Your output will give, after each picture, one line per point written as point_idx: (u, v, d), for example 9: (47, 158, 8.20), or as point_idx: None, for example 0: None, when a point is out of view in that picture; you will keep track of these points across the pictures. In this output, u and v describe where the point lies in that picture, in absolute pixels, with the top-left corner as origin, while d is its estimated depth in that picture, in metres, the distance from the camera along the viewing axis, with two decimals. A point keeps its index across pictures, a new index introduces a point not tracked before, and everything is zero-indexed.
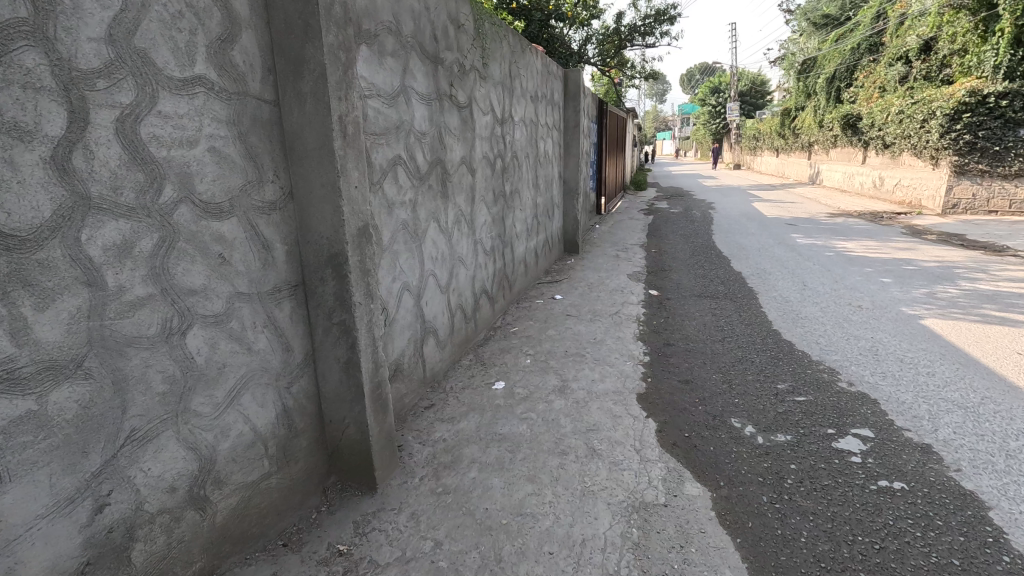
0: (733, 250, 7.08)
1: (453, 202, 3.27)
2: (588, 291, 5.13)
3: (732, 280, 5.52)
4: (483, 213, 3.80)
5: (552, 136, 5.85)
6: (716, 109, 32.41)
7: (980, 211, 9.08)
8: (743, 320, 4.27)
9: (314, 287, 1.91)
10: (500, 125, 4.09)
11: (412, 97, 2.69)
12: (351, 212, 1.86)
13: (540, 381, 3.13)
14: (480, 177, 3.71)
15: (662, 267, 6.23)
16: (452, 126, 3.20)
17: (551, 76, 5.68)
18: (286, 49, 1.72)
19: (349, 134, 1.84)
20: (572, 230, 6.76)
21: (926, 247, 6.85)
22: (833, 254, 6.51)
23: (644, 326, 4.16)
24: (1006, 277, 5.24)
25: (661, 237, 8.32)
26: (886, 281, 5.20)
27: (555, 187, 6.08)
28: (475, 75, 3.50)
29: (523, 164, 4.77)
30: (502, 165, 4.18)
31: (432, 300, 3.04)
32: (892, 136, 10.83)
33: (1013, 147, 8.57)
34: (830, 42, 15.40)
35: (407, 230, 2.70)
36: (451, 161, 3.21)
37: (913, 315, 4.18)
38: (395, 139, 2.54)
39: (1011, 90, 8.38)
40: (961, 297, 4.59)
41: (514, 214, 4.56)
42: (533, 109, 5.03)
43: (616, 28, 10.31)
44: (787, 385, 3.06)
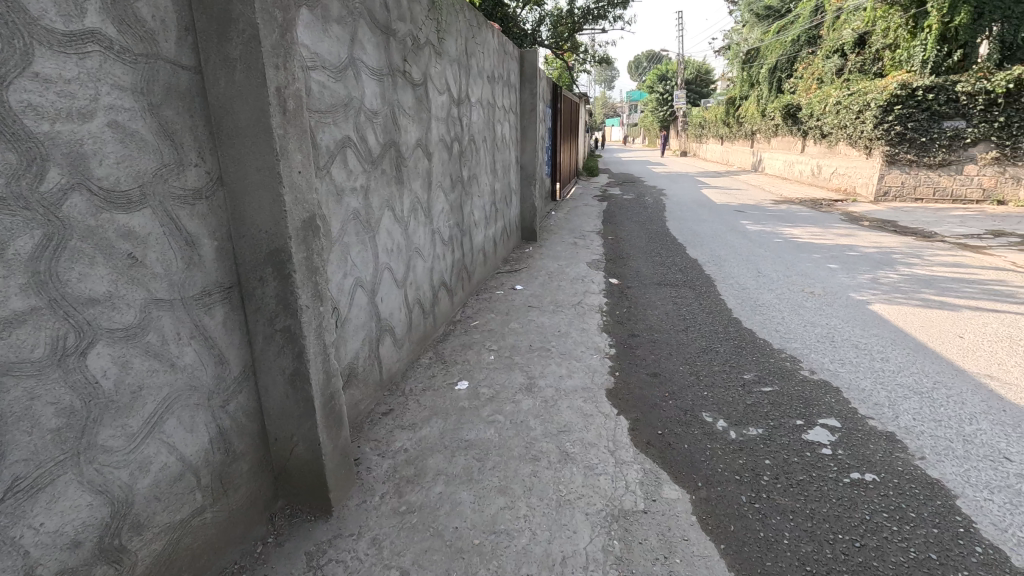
0: (688, 237, 7.16)
1: (409, 189, 3.02)
2: (548, 281, 5.00)
3: (689, 268, 5.55)
4: (440, 200, 3.56)
5: (509, 119, 5.62)
6: (663, 96, 33.00)
7: (908, 199, 9.63)
8: (704, 308, 4.28)
9: (252, 289, 1.64)
10: (457, 107, 3.84)
11: (362, 70, 2.41)
12: (294, 201, 1.60)
13: (505, 380, 2.97)
14: (437, 161, 3.46)
15: (621, 254, 6.19)
16: (406, 105, 2.94)
17: (507, 57, 5.43)
18: (207, 4, 1.42)
19: (290, 110, 1.57)
20: (530, 218, 6.60)
21: (864, 234, 7.18)
22: (781, 241, 6.69)
23: (608, 317, 4.08)
24: (939, 262, 5.54)
25: (617, 224, 8.31)
26: (833, 267, 5.38)
27: (512, 172, 5.88)
28: (430, 51, 3.23)
29: (481, 148, 4.53)
30: (459, 149, 3.94)
31: (388, 296, 2.79)
32: (830, 126, 11.31)
33: (938, 138, 9.11)
34: (772, 33, 15.87)
35: (359, 220, 2.44)
36: (406, 144, 2.95)
37: (862, 301, 4.32)
38: (343, 118, 2.26)
39: (937, 85, 8.86)
40: (903, 282, 4.80)
41: (472, 202, 4.33)
42: (490, 90, 4.79)
43: (569, 10, 10.11)
44: (753, 376, 3.04)
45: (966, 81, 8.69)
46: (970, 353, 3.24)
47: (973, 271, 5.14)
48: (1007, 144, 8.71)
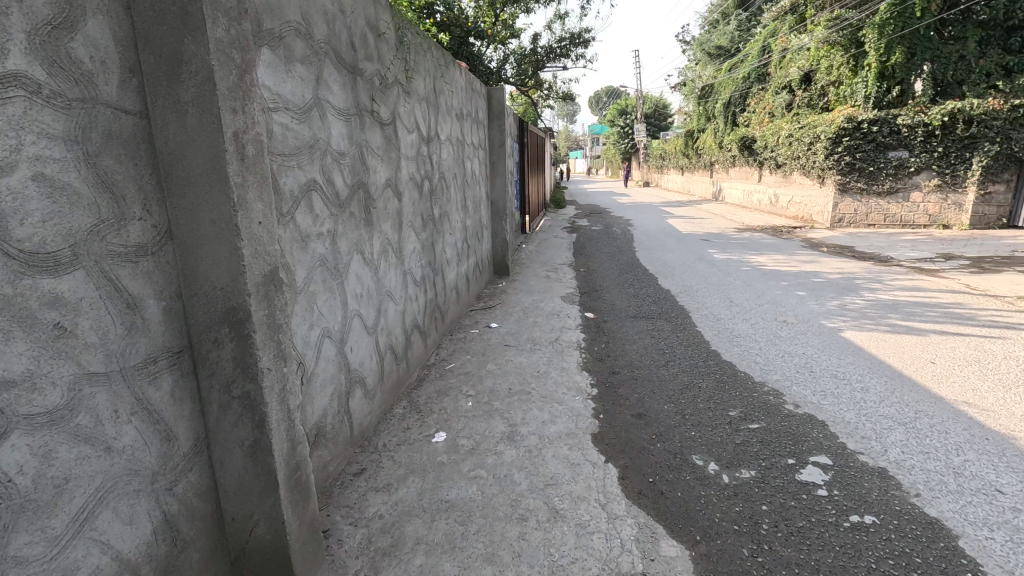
0: (659, 267, 7.22)
1: (379, 230, 2.89)
2: (524, 317, 4.90)
3: (663, 299, 5.56)
4: (412, 240, 3.44)
5: (479, 155, 5.61)
6: (624, 130, 34.16)
7: (861, 225, 10.07)
8: (682, 341, 4.24)
9: (205, 351, 1.47)
10: (426, 145, 3.77)
11: (328, 111, 2.30)
12: (254, 254, 1.45)
13: (486, 429, 2.80)
14: (407, 201, 3.36)
15: (594, 287, 6.17)
16: (375, 145, 2.84)
17: (475, 94, 5.45)
18: (156, 44, 1.30)
19: (250, 156, 1.44)
20: (502, 252, 6.54)
21: (826, 260, 7.41)
22: (749, 269, 6.82)
23: (587, 354, 3.98)
24: (900, 286, 5.73)
25: (588, 255, 8.35)
26: (802, 294, 5.48)
27: (483, 208, 5.83)
28: (398, 89, 3.17)
29: (451, 185, 4.47)
30: (430, 187, 3.86)
31: (358, 345, 2.62)
32: (784, 157, 11.85)
33: (884, 167, 9.62)
34: (724, 70, 16.73)
35: (326, 266, 2.29)
36: (375, 184, 2.85)
37: (834, 328, 4.37)
38: (308, 160, 2.14)
39: (879, 118, 9.38)
40: (869, 308, 4.91)
41: (443, 240, 4.22)
42: (459, 127, 4.76)
43: (533, 49, 10.38)
44: (739, 412, 2.98)
45: (906, 114, 9.22)
46: (945, 379, 3.28)
47: (932, 294, 5.32)
48: (947, 172, 9.25)
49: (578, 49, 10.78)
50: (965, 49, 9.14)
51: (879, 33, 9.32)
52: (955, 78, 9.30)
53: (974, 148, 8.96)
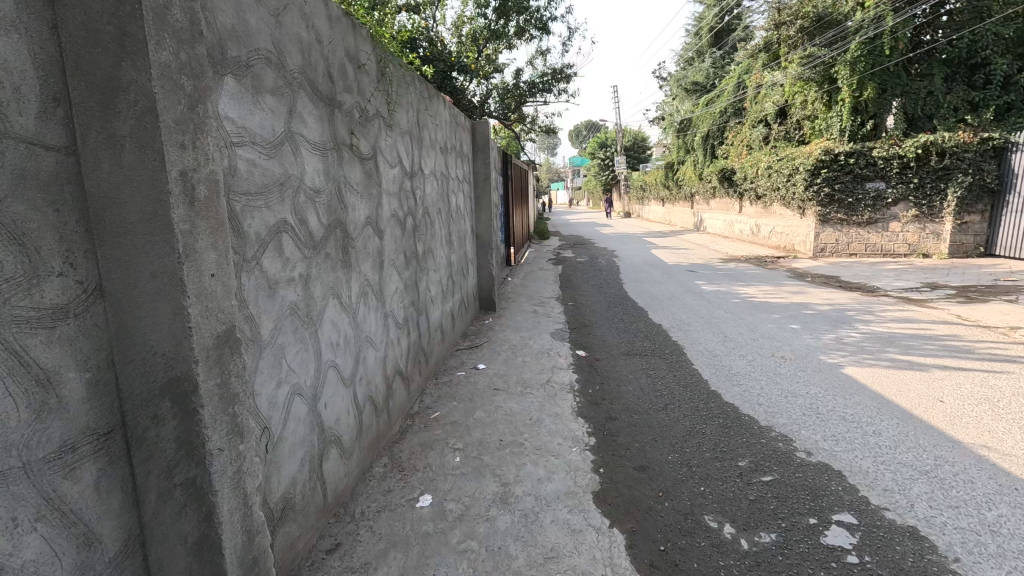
0: (648, 300, 7.08)
1: (358, 273, 2.68)
2: (512, 356, 4.66)
3: (655, 334, 5.39)
4: (394, 280, 3.23)
5: (463, 189, 5.47)
6: (604, 162, 34.78)
7: (843, 254, 10.15)
8: (679, 381, 4.04)
9: (141, 430, 1.22)
10: (409, 180, 3.60)
11: (301, 145, 2.11)
12: (204, 313, 1.22)
13: (476, 490, 2.54)
14: (389, 240, 3.17)
15: (583, 322, 5.98)
16: (354, 182, 2.65)
17: (459, 128, 5.35)
18: (87, 69, 1.09)
19: (201, 198, 1.22)
20: (487, 287, 6.34)
21: (814, 290, 7.37)
22: (739, 301, 6.72)
23: (581, 397, 3.75)
24: (892, 317, 5.66)
25: (575, 288, 8.20)
26: (796, 327, 5.36)
27: (468, 242, 5.66)
28: (379, 123, 3.01)
29: (435, 220, 4.29)
30: (413, 223, 3.67)
31: (333, 400, 2.36)
32: (764, 188, 12.03)
33: (862, 198, 9.78)
34: (701, 105, 17.19)
35: (296, 315, 2.05)
36: (354, 223, 2.64)
37: (833, 364, 4.23)
38: (278, 200, 1.93)
39: (855, 150, 9.60)
40: (866, 341, 4.79)
41: (427, 277, 4.01)
42: (443, 161, 4.62)
43: (516, 84, 10.47)
44: (749, 463, 2.77)
45: (881, 147, 9.46)
46: (958, 420, 3.12)
47: (926, 326, 5.25)
48: (923, 203, 9.43)
49: (560, 84, 10.91)
50: (932, 85, 9.51)
51: (852, 70, 9.64)
52: (925, 112, 9.61)
53: (948, 179, 9.17)
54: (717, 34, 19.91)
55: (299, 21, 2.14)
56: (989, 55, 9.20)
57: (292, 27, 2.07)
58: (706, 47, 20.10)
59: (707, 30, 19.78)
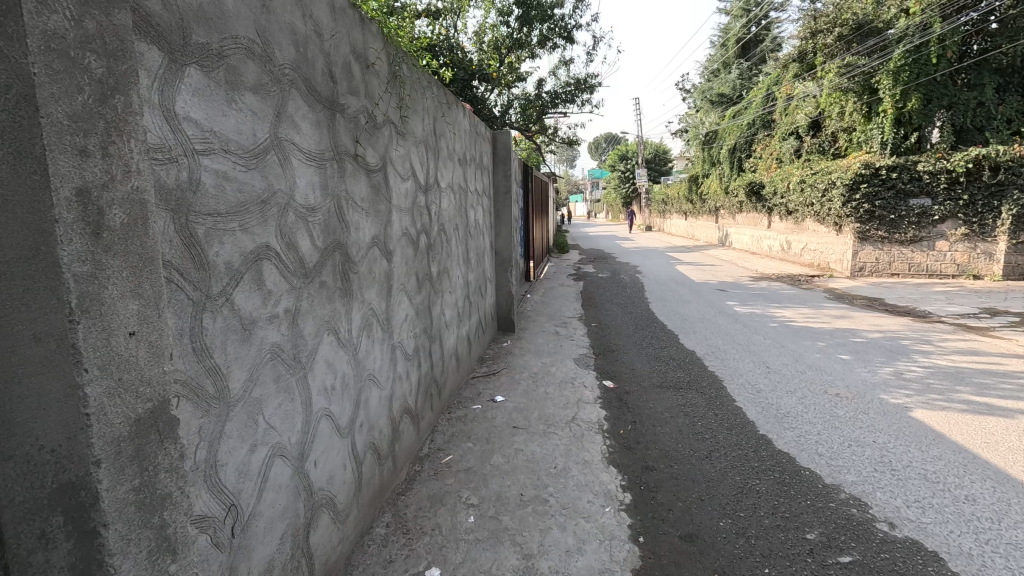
0: (677, 322, 6.63)
1: (361, 304, 2.33)
2: (533, 387, 4.26)
3: (688, 362, 4.94)
4: (403, 307, 2.86)
5: (482, 203, 5.11)
6: (625, 175, 34.21)
7: (884, 274, 9.54)
8: (721, 422, 3.58)
9: (21, 556, 0.79)
10: (424, 195, 3.26)
11: (291, 155, 1.77)
12: (113, 388, 0.86)
13: (494, 565, 2.13)
14: (399, 262, 2.81)
15: (609, 347, 5.56)
16: (359, 198, 2.31)
17: (479, 139, 5.01)
18: None
19: (116, 226, 0.86)
20: (506, 307, 5.97)
21: (858, 314, 6.83)
22: (778, 326, 6.23)
23: (611, 440, 3.33)
24: (954, 348, 5.12)
25: (598, 307, 7.78)
26: (846, 358, 4.86)
27: (487, 260, 5.30)
28: (390, 132, 2.68)
29: (452, 237, 3.94)
30: (427, 243, 3.33)
31: (325, 455, 1.99)
32: (795, 203, 11.49)
33: (906, 215, 9.19)
34: (728, 117, 16.72)
35: (281, 359, 1.70)
36: (357, 244, 2.29)
37: (898, 406, 3.72)
38: (258, 220, 1.58)
39: (898, 164, 9.03)
40: (931, 377, 4.28)
41: (442, 301, 3.65)
42: (461, 174, 4.29)
43: (538, 94, 10.17)
44: (819, 536, 2.31)
45: (926, 161, 8.87)
46: None
47: (996, 360, 4.70)
48: (973, 221, 8.80)
49: (583, 94, 10.58)
50: (983, 96, 8.94)
51: (895, 79, 9.11)
52: (975, 124, 9.06)
53: (1002, 196, 8.55)
54: (744, 45, 19.42)
55: (295, 9, 1.82)
56: None
57: (285, 14, 1.75)
58: (732, 58, 19.63)
59: (733, 41, 19.31)
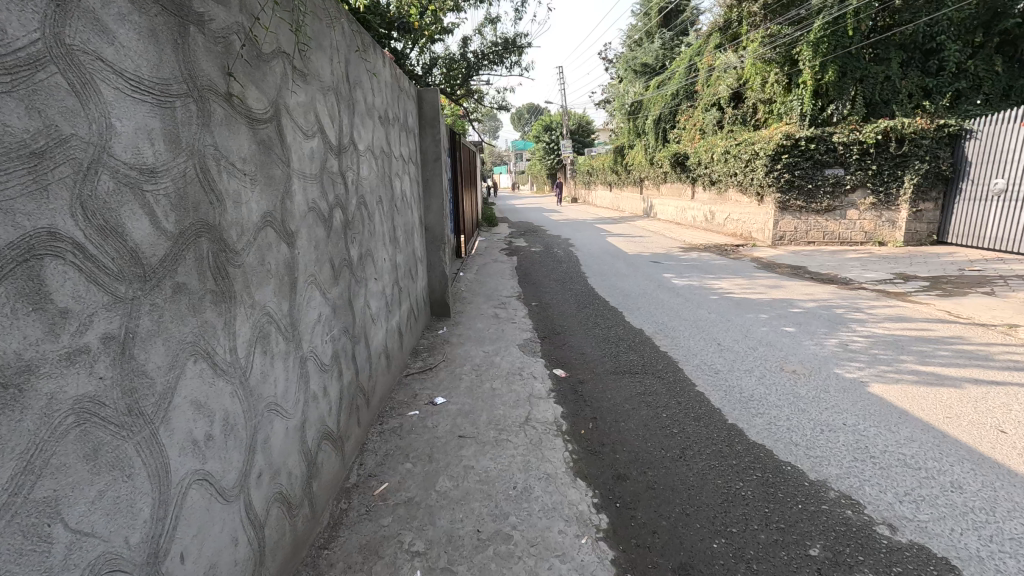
0: (620, 298, 6.37)
1: (251, 310, 1.67)
2: (477, 383, 3.74)
3: (638, 343, 4.65)
4: (313, 306, 2.20)
5: (409, 172, 4.41)
6: (550, 146, 33.83)
7: (802, 242, 9.95)
8: (687, 412, 3.29)
9: None
10: (336, 159, 2.56)
11: (101, 79, 1.07)
12: None
13: None
14: (306, 246, 2.14)
15: (555, 329, 5.15)
16: (240, 159, 1.62)
17: (403, 96, 4.26)
18: None
19: None
20: (440, 289, 5.36)
21: (788, 284, 6.97)
22: (718, 299, 6.16)
23: (574, 444, 2.91)
24: (885, 315, 5.25)
25: (537, 283, 7.38)
26: (792, 331, 4.80)
27: (417, 237, 4.65)
28: (285, 69, 1.95)
29: (375, 211, 3.26)
30: (344, 220, 2.65)
31: (201, 540, 1.35)
32: (719, 173, 11.71)
33: (822, 185, 9.56)
34: (653, 87, 16.72)
35: (102, 418, 1.04)
36: (238, 226, 1.60)
37: (854, 381, 3.62)
38: (23, 187, 0.91)
39: (816, 135, 9.32)
40: (874, 347, 4.28)
41: (366, 291, 2.99)
42: (383, 137, 3.57)
43: (464, 54, 9.36)
44: (823, 552, 2.02)
45: (840, 132, 9.22)
46: None
47: (926, 326, 4.83)
48: (880, 190, 9.30)
49: (512, 56, 9.89)
50: (890, 69, 9.37)
51: (815, 51, 9.36)
52: (882, 97, 9.47)
53: (905, 166, 9.06)
54: (666, 15, 19.46)
55: None
56: (943, 40, 9.17)
57: None
58: (654, 28, 19.61)
59: (656, 11, 19.25)
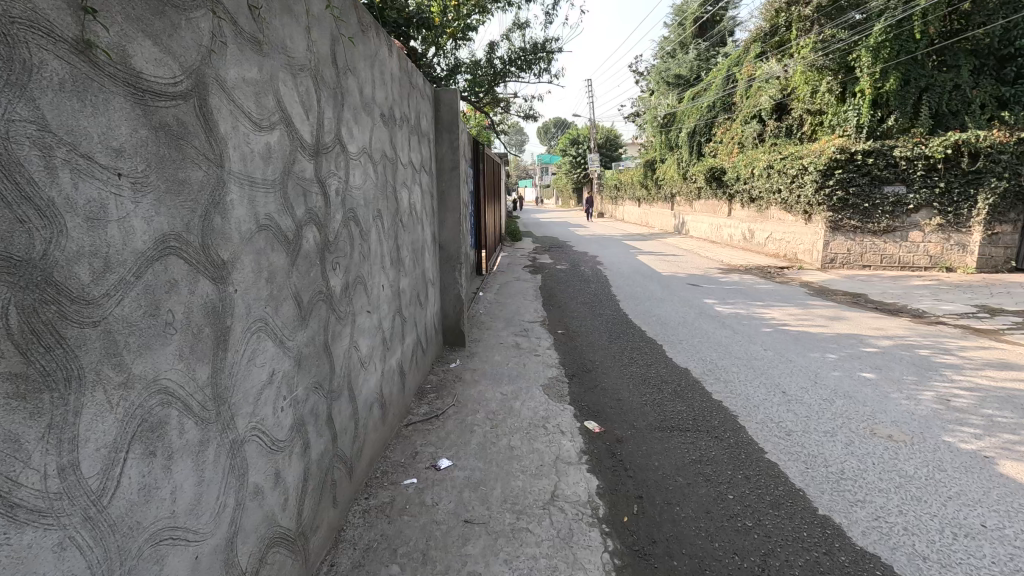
0: (658, 328, 5.63)
1: (125, 392, 1.05)
2: (492, 438, 3.06)
3: (684, 387, 3.92)
4: (262, 363, 1.57)
5: (420, 181, 3.81)
6: (577, 160, 33.22)
7: (855, 266, 9.03)
8: (761, 493, 2.53)
9: None
10: (311, 162, 1.94)
11: None
12: None
13: None
14: (249, 280, 1.51)
15: (585, 364, 4.45)
16: (110, 150, 1.01)
17: (415, 93, 3.68)
18: None
19: None
20: (454, 315, 4.73)
21: (851, 314, 6.12)
22: (772, 332, 5.37)
23: (615, 539, 2.21)
24: (982, 359, 4.40)
25: (563, 307, 6.70)
26: (871, 378, 4.00)
27: (427, 256, 4.02)
28: (219, 26, 1.35)
29: (370, 227, 2.64)
30: (321, 241, 2.03)
31: None
32: (760, 189, 10.89)
33: (880, 204, 8.65)
34: (687, 99, 15.99)
35: None
36: (98, 259, 0.98)
37: (976, 455, 2.82)
38: None
39: (875, 149, 8.44)
40: (984, 405, 3.46)
41: (352, 330, 2.36)
42: (387, 140, 2.97)
43: (491, 59, 8.87)
44: None
45: (903, 145, 8.32)
46: None
47: None
48: (948, 210, 8.35)
49: (543, 63, 9.35)
50: (960, 77, 8.45)
51: (875, 57, 8.54)
52: (950, 108, 8.56)
53: (979, 183, 8.10)
54: (701, 24, 18.75)
55: None
56: None
57: None
58: (689, 38, 18.92)
59: (691, 21, 18.61)
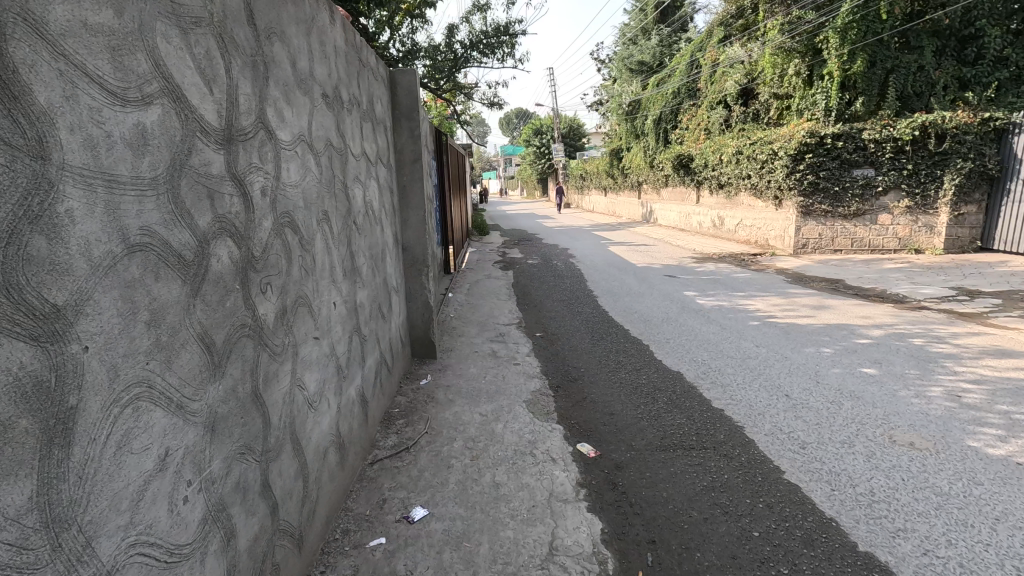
0: (642, 326, 5.29)
1: None
2: (473, 475, 2.62)
3: (680, 395, 3.58)
4: (146, 447, 1.08)
5: (377, 175, 3.30)
6: (540, 151, 32.78)
7: (827, 250, 8.98)
8: (789, 528, 2.19)
9: None
10: (219, 152, 1.43)
11: None
12: None
13: None
14: (115, 329, 1.01)
15: (569, 373, 4.05)
16: None
17: (366, 73, 3.16)
18: None
19: None
20: (422, 324, 4.25)
21: (833, 302, 5.96)
22: (760, 325, 5.12)
23: None
24: (977, 346, 4.25)
25: (538, 306, 6.29)
26: (874, 374, 3.75)
27: (388, 260, 3.51)
28: None
29: (313, 233, 2.13)
30: (241, 259, 1.53)
31: None
32: (728, 176, 10.75)
33: (850, 187, 8.60)
34: (652, 85, 15.79)
35: None
36: None
37: (1008, 463, 2.56)
38: None
39: (844, 132, 8.36)
40: (997, 400, 3.25)
41: (294, 365, 1.87)
42: (331, 126, 2.45)
43: (451, 42, 8.32)
44: None
45: (872, 128, 8.26)
46: None
47: None
48: (916, 192, 8.36)
49: (507, 47, 8.85)
50: (924, 58, 8.45)
51: (842, 39, 8.47)
52: (914, 89, 8.56)
53: (945, 164, 8.12)
54: (662, 10, 18.58)
55: None
56: (983, 25, 8.23)
57: None
58: (651, 24, 18.71)
59: (652, 7, 18.41)
